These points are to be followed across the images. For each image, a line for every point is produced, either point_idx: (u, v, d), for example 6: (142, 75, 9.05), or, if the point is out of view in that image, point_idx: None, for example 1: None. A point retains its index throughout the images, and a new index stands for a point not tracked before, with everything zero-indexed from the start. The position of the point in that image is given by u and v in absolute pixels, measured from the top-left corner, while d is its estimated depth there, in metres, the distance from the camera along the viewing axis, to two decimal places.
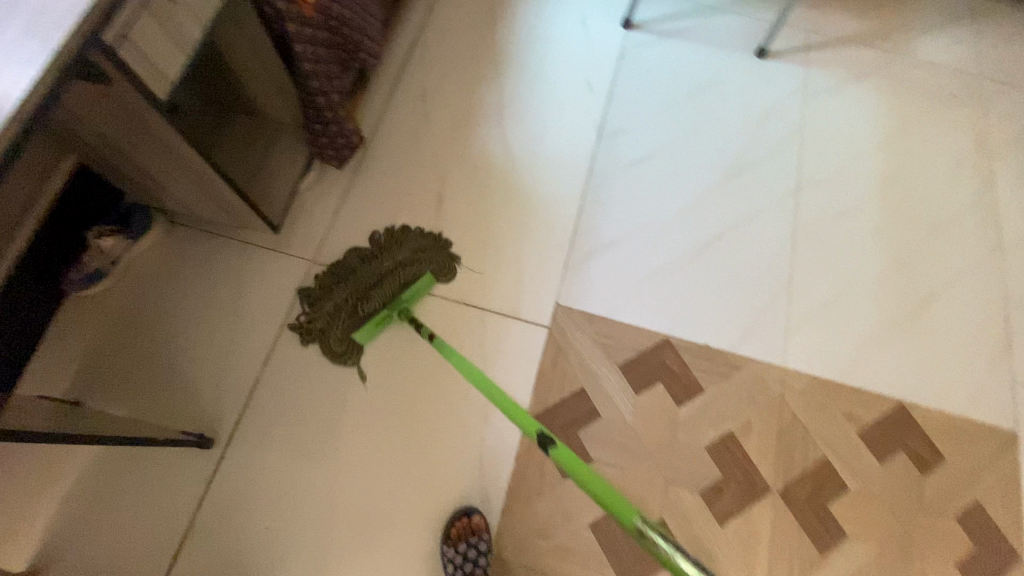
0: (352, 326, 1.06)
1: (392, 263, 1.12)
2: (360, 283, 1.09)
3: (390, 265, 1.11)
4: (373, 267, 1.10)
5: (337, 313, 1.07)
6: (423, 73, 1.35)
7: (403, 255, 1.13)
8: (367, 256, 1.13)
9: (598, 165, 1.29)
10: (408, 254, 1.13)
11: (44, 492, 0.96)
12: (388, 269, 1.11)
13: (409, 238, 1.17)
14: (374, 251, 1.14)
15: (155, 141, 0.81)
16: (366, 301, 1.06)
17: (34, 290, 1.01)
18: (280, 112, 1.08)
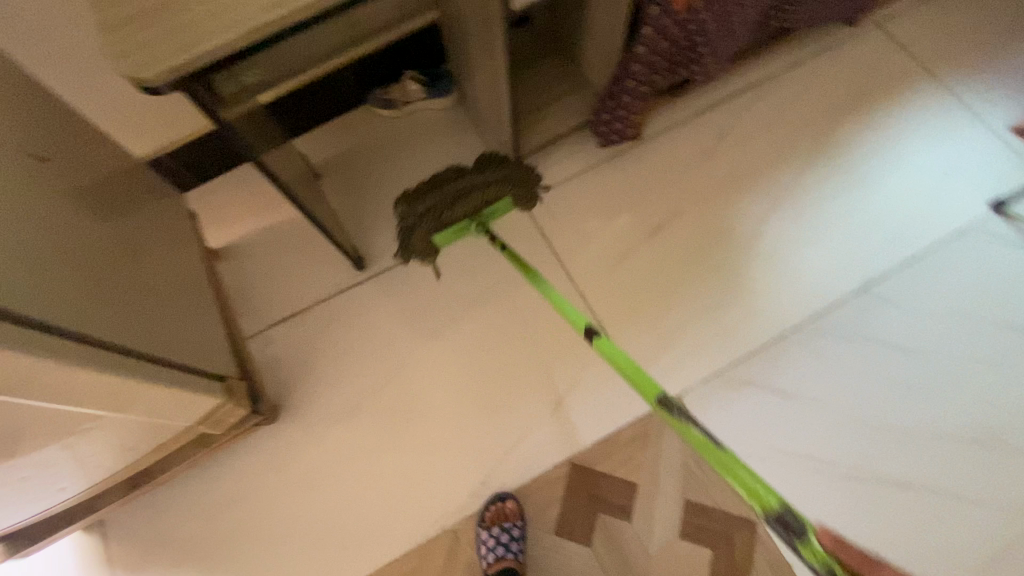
0: (435, 232, 1.06)
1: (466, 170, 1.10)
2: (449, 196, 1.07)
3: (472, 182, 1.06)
4: (458, 185, 1.05)
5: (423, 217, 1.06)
6: (737, 115, 1.26)
7: (485, 178, 1.07)
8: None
9: (833, 316, 1.11)
10: (494, 175, 1.07)
11: (255, 211, 1.22)
12: (447, 173, 1.09)
13: (496, 158, 1.10)
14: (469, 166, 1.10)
15: (490, 38, 0.91)
16: (450, 210, 1.05)
17: (349, 85, 1.25)
18: (594, 73, 1.13)
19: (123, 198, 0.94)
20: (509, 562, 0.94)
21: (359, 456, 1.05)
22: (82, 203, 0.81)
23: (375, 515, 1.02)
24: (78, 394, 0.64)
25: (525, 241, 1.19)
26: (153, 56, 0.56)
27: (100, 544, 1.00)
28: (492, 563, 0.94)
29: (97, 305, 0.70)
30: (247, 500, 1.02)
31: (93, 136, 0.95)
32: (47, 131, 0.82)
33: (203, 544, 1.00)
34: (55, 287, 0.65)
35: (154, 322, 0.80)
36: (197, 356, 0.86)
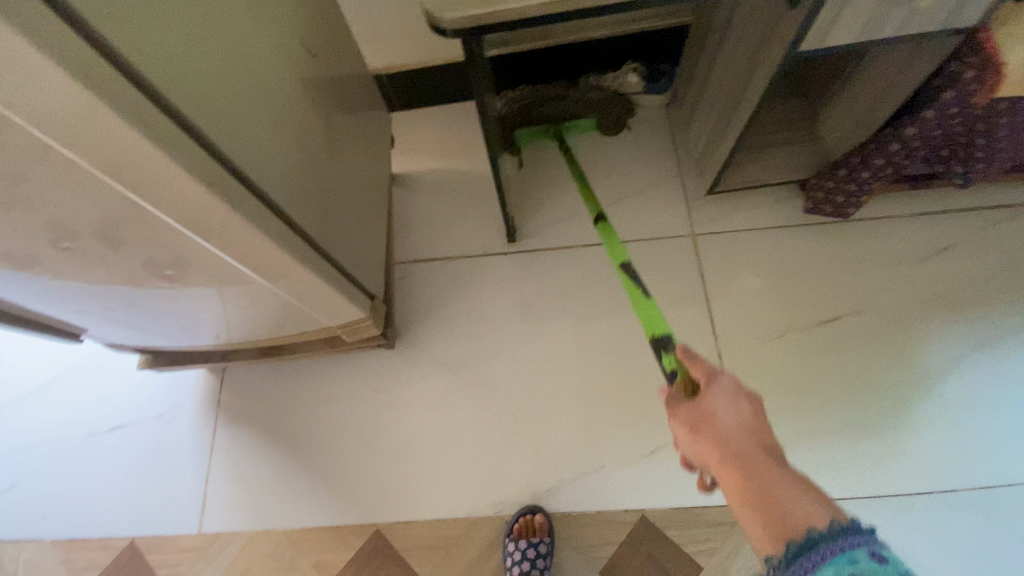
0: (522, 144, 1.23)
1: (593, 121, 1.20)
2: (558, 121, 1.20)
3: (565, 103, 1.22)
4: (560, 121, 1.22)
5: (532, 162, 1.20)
6: (976, 234, 1.08)
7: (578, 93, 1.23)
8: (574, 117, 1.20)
9: (1002, 498, 0.94)
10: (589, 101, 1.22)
11: (438, 151, 1.27)
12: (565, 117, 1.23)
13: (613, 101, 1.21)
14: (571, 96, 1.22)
15: (748, 70, 0.85)
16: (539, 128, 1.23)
17: (570, 64, 1.24)
18: (832, 135, 1.03)
19: (348, 103, 1.01)
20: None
21: (445, 413, 1.07)
22: (323, 99, 0.89)
23: (439, 471, 1.04)
24: (266, 264, 0.71)
25: (679, 276, 1.13)
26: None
27: (217, 385, 1.13)
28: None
29: (299, 196, 0.76)
30: (340, 406, 1.09)
31: (345, 39, 1.03)
32: (318, 26, 0.90)
33: (290, 424, 1.09)
34: (282, 168, 0.72)
35: (332, 227, 0.87)
36: (353, 269, 0.92)
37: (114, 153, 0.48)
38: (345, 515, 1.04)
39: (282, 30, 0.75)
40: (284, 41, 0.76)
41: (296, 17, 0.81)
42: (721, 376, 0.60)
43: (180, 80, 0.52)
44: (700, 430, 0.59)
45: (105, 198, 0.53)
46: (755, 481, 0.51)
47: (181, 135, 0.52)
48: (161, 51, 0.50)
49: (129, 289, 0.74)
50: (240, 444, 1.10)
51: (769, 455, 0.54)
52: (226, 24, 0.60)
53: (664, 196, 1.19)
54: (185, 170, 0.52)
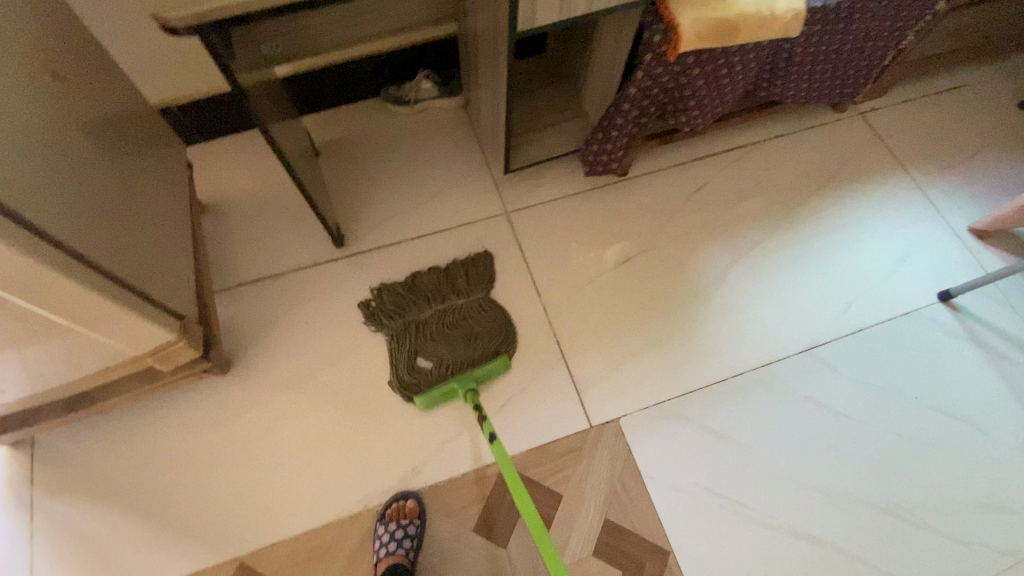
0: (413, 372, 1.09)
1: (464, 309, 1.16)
2: (438, 329, 1.13)
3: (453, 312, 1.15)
4: (455, 332, 1.13)
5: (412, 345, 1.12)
6: (719, 171, 1.34)
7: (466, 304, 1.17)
8: (437, 296, 1.17)
9: (779, 370, 1.16)
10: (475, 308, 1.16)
11: (250, 176, 1.27)
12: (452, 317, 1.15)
13: (480, 277, 1.20)
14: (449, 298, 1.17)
15: (495, 55, 1.00)
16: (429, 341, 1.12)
17: (365, 80, 1.33)
18: (591, 108, 1.22)
19: (132, 133, 0.99)
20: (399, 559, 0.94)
21: (298, 424, 1.06)
22: (93, 126, 0.87)
23: (299, 483, 1.02)
24: (36, 289, 0.67)
25: (500, 249, 1.24)
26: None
27: (25, 463, 1.00)
28: (383, 558, 0.94)
29: (82, 216, 0.74)
30: (179, 446, 1.03)
31: (116, 71, 1.01)
32: (76, 57, 0.88)
33: (122, 482, 1.00)
34: (49, 187, 0.70)
35: (127, 250, 0.84)
36: (160, 293, 0.89)
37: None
38: (203, 558, 0.97)
39: (23, 55, 0.73)
40: (28, 65, 0.74)
41: (43, 45, 0.79)
42: None
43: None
44: None
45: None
46: None
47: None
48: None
49: None
50: (65, 520, 0.98)
51: None
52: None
53: (475, 183, 1.31)
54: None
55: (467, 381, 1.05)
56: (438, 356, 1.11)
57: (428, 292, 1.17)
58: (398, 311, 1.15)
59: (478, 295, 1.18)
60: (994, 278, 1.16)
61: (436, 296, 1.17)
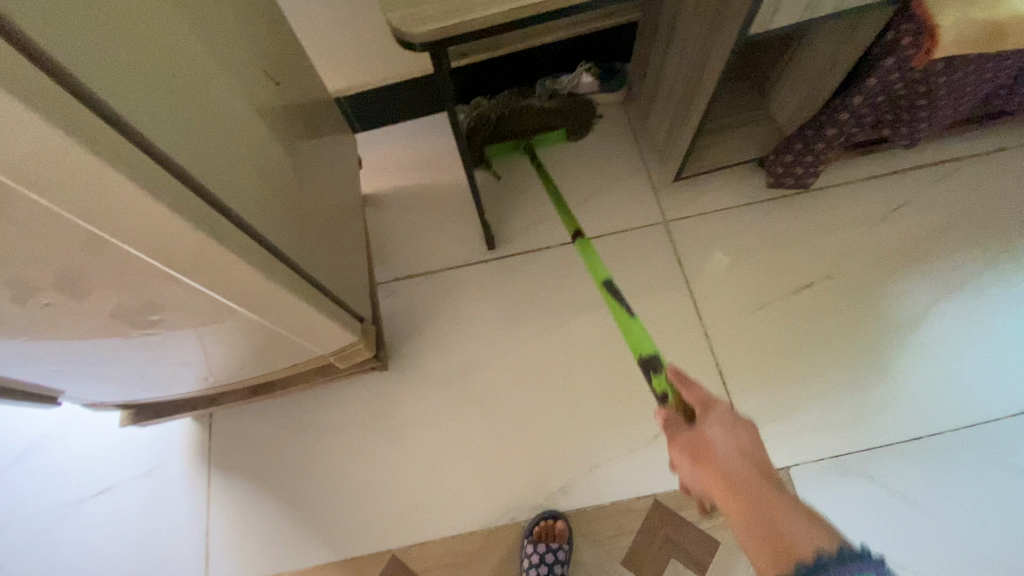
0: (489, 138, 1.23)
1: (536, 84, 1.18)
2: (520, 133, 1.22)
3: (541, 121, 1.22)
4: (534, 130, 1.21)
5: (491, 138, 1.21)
6: (923, 190, 1.15)
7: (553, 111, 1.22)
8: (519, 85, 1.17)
9: (985, 433, 1.00)
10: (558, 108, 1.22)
11: (405, 169, 1.27)
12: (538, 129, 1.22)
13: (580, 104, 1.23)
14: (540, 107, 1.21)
15: (701, 57, 0.89)
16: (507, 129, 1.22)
17: (523, 71, 1.26)
18: (782, 113, 1.08)
19: (313, 128, 1.00)
20: None
21: (446, 426, 1.07)
22: (289, 126, 0.88)
23: (447, 485, 1.03)
24: (256, 298, 0.69)
25: (658, 262, 1.16)
26: (419, 15, 0.58)
27: (206, 433, 1.09)
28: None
29: (284, 222, 0.75)
30: (339, 435, 1.07)
31: (302, 63, 1.02)
32: (275, 52, 0.89)
33: (288, 461, 1.06)
34: (265, 197, 0.71)
35: (317, 251, 0.86)
36: (341, 293, 0.91)
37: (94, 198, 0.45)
38: (358, 546, 1.01)
39: (243, 58, 0.74)
40: (246, 68, 0.75)
41: (255, 45, 0.80)
42: (715, 404, 0.75)
43: (160, 115, 0.51)
44: (699, 457, 0.75)
45: (87, 250, 0.50)
46: (759, 505, 0.64)
47: (164, 173, 0.50)
48: (139, 94, 0.48)
49: (111, 344, 0.71)
50: (239, 490, 1.06)
51: (762, 477, 0.68)
52: (192, 55, 0.59)
53: (633, 187, 1.22)
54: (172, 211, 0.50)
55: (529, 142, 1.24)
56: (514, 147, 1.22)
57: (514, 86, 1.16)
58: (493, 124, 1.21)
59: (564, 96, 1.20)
60: None
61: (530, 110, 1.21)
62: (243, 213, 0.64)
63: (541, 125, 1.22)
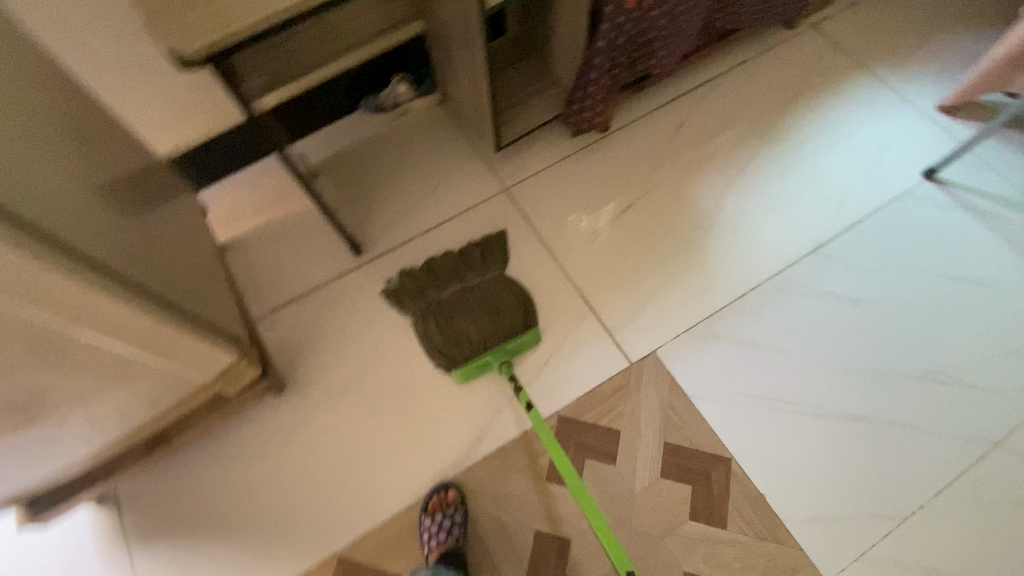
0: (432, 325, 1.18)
1: (482, 287, 1.21)
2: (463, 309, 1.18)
3: (471, 286, 1.21)
4: (462, 291, 1.20)
5: (426, 317, 1.18)
6: (694, 107, 1.40)
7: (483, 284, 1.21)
8: (454, 279, 1.22)
9: (793, 274, 1.22)
10: (501, 297, 1.19)
11: (258, 209, 1.33)
12: (469, 291, 1.20)
13: (497, 255, 1.25)
14: (464, 269, 1.23)
15: (468, 37, 1.06)
16: (459, 324, 1.16)
17: (343, 96, 1.38)
18: (562, 74, 1.29)
19: (145, 182, 1.04)
20: (450, 548, 0.99)
21: (359, 422, 1.12)
22: (116, 185, 0.93)
23: (376, 474, 1.08)
24: (115, 327, 0.72)
25: (508, 223, 1.31)
26: (190, 35, 0.68)
27: (115, 515, 1.06)
28: (435, 548, 0.99)
29: (130, 255, 0.79)
30: (257, 467, 1.09)
31: (119, 126, 1.06)
32: (87, 116, 0.94)
33: (211, 509, 1.06)
34: (101, 233, 0.75)
35: (176, 284, 0.89)
36: (213, 320, 0.95)
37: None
38: (304, 560, 1.03)
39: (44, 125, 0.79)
40: (56, 128, 0.79)
41: (61, 108, 0.84)
42: None
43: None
44: None
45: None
46: None
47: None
48: None
49: None
50: (167, 556, 1.03)
51: None
52: None
53: (469, 168, 1.37)
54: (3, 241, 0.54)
55: (502, 354, 1.11)
56: (466, 329, 1.15)
57: (448, 275, 1.22)
58: (420, 294, 1.21)
59: (496, 273, 1.24)
60: (969, 143, 1.22)
61: (451, 276, 1.22)
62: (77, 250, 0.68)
63: (482, 297, 1.19)
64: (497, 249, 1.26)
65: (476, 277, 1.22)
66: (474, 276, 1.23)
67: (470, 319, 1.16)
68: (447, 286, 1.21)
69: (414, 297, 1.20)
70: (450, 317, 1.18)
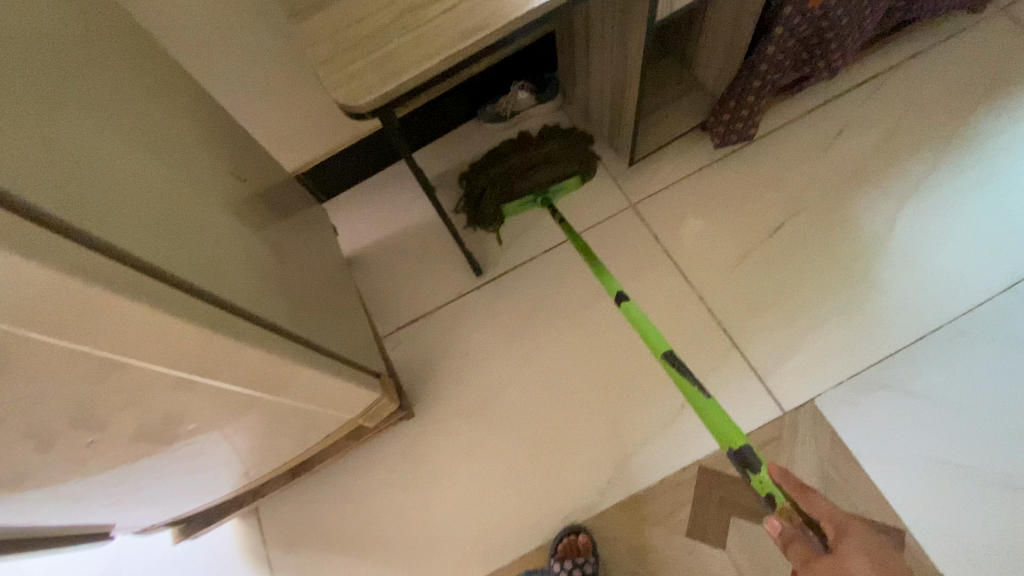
0: (503, 199, 1.26)
1: (543, 155, 1.28)
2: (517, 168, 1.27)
3: (531, 155, 1.28)
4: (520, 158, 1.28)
5: (491, 188, 1.27)
6: (856, 110, 1.22)
7: (542, 151, 1.28)
8: (517, 150, 1.30)
9: (982, 314, 1.04)
10: (553, 151, 1.28)
11: (378, 224, 1.31)
12: (530, 159, 1.28)
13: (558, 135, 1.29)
14: (524, 141, 1.31)
15: (620, 48, 0.96)
16: (517, 182, 1.26)
17: (462, 104, 1.32)
18: (709, 78, 1.15)
19: (280, 209, 1.04)
20: None
21: (484, 454, 1.09)
22: (261, 219, 0.93)
23: (502, 510, 1.05)
24: (272, 381, 0.71)
25: (637, 243, 1.21)
26: (363, 85, 0.63)
27: (255, 528, 1.10)
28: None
29: (281, 304, 0.78)
30: (386, 491, 1.09)
31: (255, 151, 1.06)
32: (229, 149, 0.93)
33: (344, 531, 1.08)
34: (259, 286, 0.74)
35: (318, 322, 0.89)
36: (354, 356, 0.93)
37: (108, 328, 0.47)
38: None
39: (204, 170, 0.79)
40: (207, 176, 0.79)
41: (207, 149, 0.84)
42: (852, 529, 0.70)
43: (146, 236, 0.54)
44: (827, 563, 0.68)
45: (103, 375, 0.52)
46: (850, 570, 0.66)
47: (167, 286, 0.52)
48: (135, 229, 0.53)
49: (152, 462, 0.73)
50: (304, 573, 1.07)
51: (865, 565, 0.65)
52: (158, 184, 0.63)
53: (594, 182, 1.28)
54: (186, 319, 0.53)
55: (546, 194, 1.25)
56: (519, 183, 1.26)
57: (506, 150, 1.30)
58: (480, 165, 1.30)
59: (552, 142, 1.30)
60: None
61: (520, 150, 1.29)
62: (250, 309, 0.67)
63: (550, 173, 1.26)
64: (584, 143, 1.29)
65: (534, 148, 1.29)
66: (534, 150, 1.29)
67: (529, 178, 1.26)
68: (517, 163, 1.28)
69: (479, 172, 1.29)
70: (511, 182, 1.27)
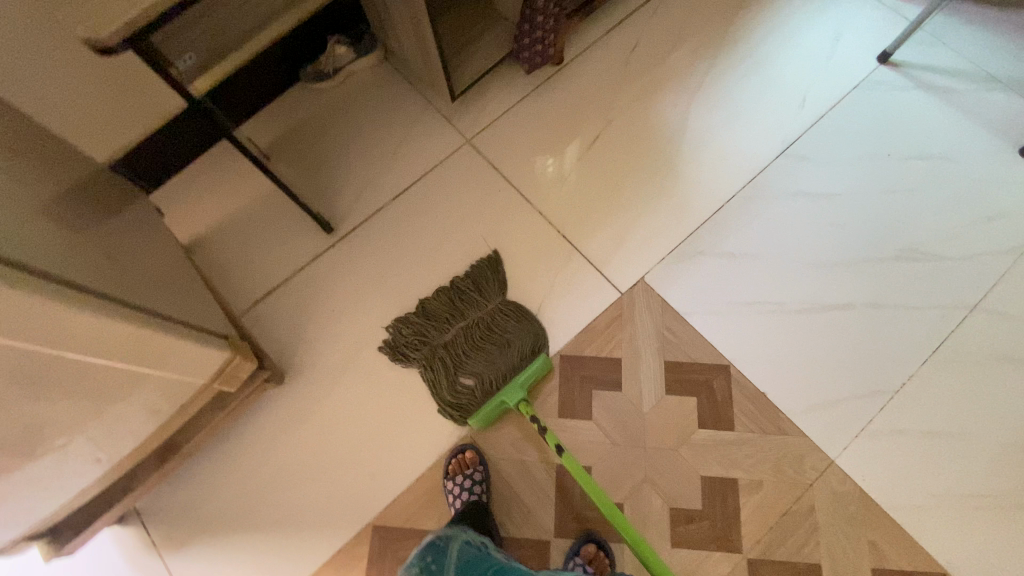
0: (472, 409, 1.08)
1: (486, 320, 1.14)
2: (466, 344, 1.12)
3: (475, 321, 1.14)
4: (478, 338, 1.13)
5: (442, 377, 1.10)
6: (645, 25, 1.36)
7: (489, 312, 1.15)
8: (455, 313, 1.15)
9: (765, 179, 1.22)
10: (498, 307, 1.15)
11: (216, 203, 1.26)
12: (470, 328, 1.14)
13: (495, 282, 1.17)
14: (466, 305, 1.16)
15: None
16: (467, 364, 1.11)
17: (280, 68, 1.30)
18: (507, 9, 1.23)
19: (90, 194, 0.97)
20: (474, 503, 1.01)
21: (365, 397, 1.12)
22: (63, 195, 0.88)
23: (391, 443, 1.10)
24: (100, 346, 0.68)
25: (477, 174, 1.28)
26: (106, 17, 0.63)
27: (141, 530, 1.06)
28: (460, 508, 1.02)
29: (94, 266, 0.76)
30: (273, 458, 1.09)
31: (48, 138, 0.98)
32: (5, 129, 0.86)
33: (236, 506, 1.07)
34: (57, 247, 0.71)
35: (150, 290, 0.86)
36: (199, 320, 0.92)
37: None
38: (338, 536, 1.05)
39: None
40: None
41: None
42: None
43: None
44: None
45: None
46: None
47: None
48: None
49: None
50: (204, 560, 1.05)
51: None
52: None
53: (427, 125, 1.32)
54: None
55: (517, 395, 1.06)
56: (467, 367, 1.11)
57: (444, 313, 1.15)
58: (421, 339, 1.14)
59: (499, 302, 1.16)
60: (920, 20, 1.21)
61: (451, 311, 1.15)
62: (49, 264, 0.66)
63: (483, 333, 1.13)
64: (489, 270, 1.18)
65: (479, 312, 1.15)
66: (476, 309, 1.16)
67: (477, 357, 1.11)
68: (450, 326, 1.14)
69: (412, 340, 1.14)
70: (456, 359, 1.12)
